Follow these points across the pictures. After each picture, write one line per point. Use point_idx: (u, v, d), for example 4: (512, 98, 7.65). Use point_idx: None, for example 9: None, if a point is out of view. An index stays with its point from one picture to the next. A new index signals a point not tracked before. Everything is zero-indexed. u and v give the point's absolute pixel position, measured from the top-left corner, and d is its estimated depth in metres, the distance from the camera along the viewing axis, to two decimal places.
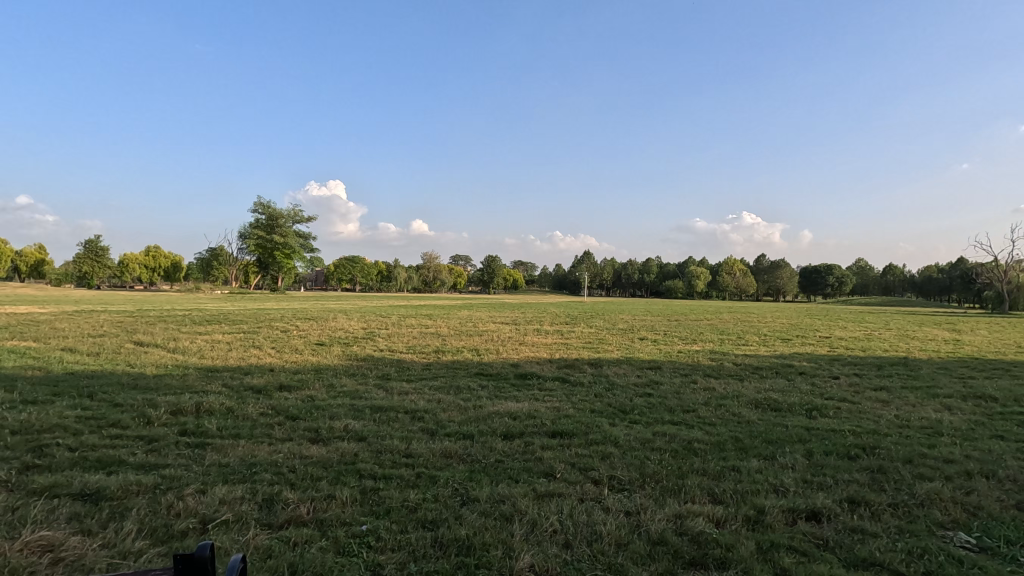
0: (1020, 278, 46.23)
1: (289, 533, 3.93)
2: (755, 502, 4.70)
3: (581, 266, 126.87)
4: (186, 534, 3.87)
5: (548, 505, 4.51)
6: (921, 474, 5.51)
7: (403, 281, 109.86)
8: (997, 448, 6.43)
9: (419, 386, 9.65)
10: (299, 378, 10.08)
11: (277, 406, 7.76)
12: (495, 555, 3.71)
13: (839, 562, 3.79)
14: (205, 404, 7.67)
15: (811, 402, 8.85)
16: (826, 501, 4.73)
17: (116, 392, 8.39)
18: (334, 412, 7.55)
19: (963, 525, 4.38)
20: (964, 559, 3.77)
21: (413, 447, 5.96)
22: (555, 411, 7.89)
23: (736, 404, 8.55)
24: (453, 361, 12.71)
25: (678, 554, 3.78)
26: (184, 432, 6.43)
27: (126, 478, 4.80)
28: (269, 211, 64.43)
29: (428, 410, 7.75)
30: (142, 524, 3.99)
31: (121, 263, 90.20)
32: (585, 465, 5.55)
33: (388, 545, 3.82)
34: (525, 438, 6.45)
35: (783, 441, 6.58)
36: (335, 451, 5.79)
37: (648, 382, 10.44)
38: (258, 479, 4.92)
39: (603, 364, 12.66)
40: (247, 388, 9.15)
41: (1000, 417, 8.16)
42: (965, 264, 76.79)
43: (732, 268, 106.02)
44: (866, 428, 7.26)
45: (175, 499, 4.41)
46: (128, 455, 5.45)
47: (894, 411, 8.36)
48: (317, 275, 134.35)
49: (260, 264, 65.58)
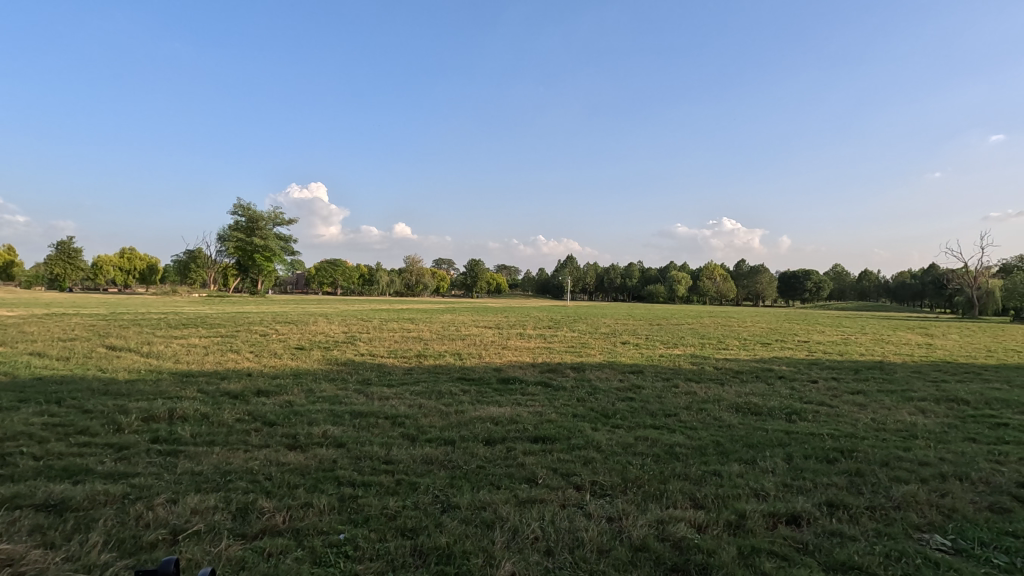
0: (988, 285, 47.55)
1: (263, 543, 3.82)
2: (736, 506, 4.71)
3: (564, 270, 127.59)
4: (156, 545, 3.74)
5: (530, 512, 4.45)
6: (897, 477, 5.60)
7: (385, 285, 109.18)
8: (970, 451, 6.55)
9: (400, 392, 9.51)
10: (278, 383, 9.89)
11: (255, 412, 7.58)
12: (475, 563, 3.65)
13: (818, 565, 3.80)
14: (180, 410, 7.46)
15: (790, 406, 8.93)
16: (806, 505, 4.76)
17: (86, 398, 8.13)
18: (312, 418, 7.40)
19: (938, 527, 4.44)
20: (940, 562, 3.80)
21: (393, 453, 5.88)
22: (537, 416, 7.83)
23: (717, 408, 8.61)
24: (435, 366, 12.61)
25: (660, 560, 3.77)
26: (157, 439, 6.25)
27: (94, 487, 4.64)
28: (249, 211, 63.49)
29: (410, 416, 7.64)
30: (109, 535, 3.84)
31: (94, 263, 88.38)
32: (567, 471, 5.52)
33: (366, 553, 3.74)
34: (507, 443, 6.41)
35: (763, 445, 6.64)
36: (313, 457, 5.68)
37: (630, 386, 10.46)
38: (232, 488, 4.78)
39: (585, 368, 12.71)
40: (224, 393, 8.94)
41: (973, 420, 8.33)
42: (934, 273, 79.05)
43: (713, 274, 107.54)
44: (844, 432, 7.35)
45: (144, 509, 4.26)
46: (96, 463, 5.28)
47: (871, 415, 8.49)
48: (297, 278, 133.40)
49: (239, 267, 64.70)
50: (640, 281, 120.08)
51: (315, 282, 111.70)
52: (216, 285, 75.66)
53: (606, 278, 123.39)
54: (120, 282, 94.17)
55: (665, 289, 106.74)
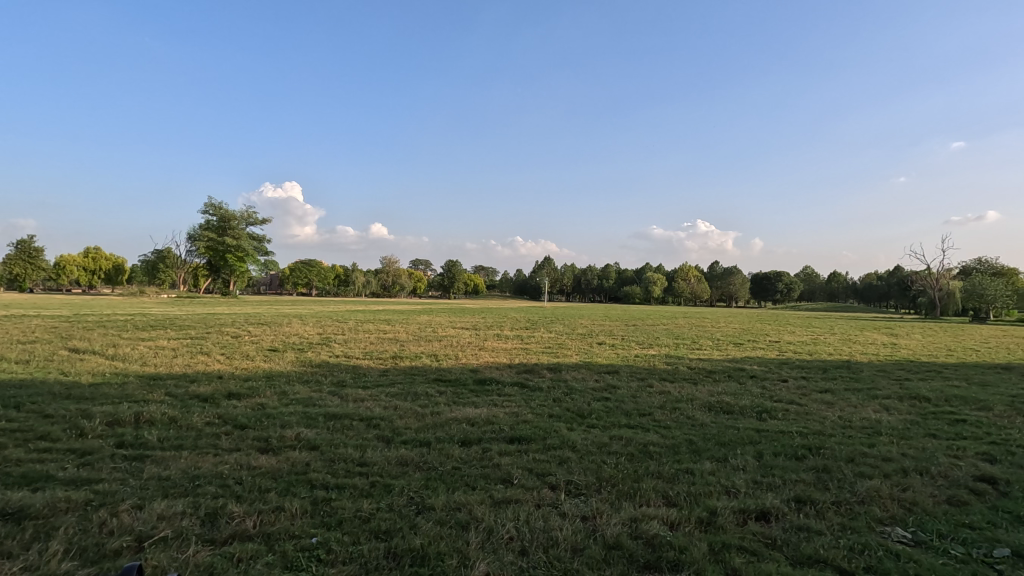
0: (949, 286, 49.30)
1: (233, 548, 3.75)
2: (708, 503, 4.79)
3: (541, 271, 128.20)
4: (121, 553, 3.64)
5: (505, 512, 4.46)
6: (862, 472, 5.77)
7: (361, 286, 108.18)
8: (930, 446, 6.79)
9: (374, 393, 9.40)
10: (249, 385, 9.67)
11: (225, 415, 7.43)
12: (450, 564, 3.65)
13: (786, 559, 3.90)
14: (146, 414, 7.26)
15: (761, 405, 9.13)
16: (775, 501, 4.86)
17: (47, 402, 7.84)
18: (284, 421, 7.27)
19: (899, 520, 4.59)
20: (901, 553, 3.93)
21: (368, 455, 5.82)
22: (513, 417, 7.86)
23: (690, 407, 8.72)
24: (410, 367, 12.50)
25: (633, 558, 3.81)
26: (122, 444, 6.07)
27: (55, 494, 4.48)
28: (221, 211, 62.23)
29: (384, 418, 7.57)
30: (71, 544, 3.72)
31: (57, 263, 85.59)
32: (542, 471, 5.54)
33: (339, 557, 3.70)
34: (483, 444, 6.40)
35: (735, 443, 6.77)
36: (285, 460, 5.60)
37: (606, 386, 10.57)
38: (201, 493, 4.68)
39: (561, 368, 12.82)
40: (193, 396, 8.74)
41: (934, 417, 8.63)
42: (899, 275, 81.56)
43: (687, 275, 109.36)
44: (813, 429, 7.54)
45: (108, 516, 4.15)
46: (57, 470, 5.11)
47: (838, 412, 8.73)
48: (271, 279, 131.27)
49: (210, 267, 63.32)
50: (616, 282, 121.14)
51: (289, 282, 110.16)
52: (186, 286, 73.91)
53: (583, 279, 124.36)
54: (84, 283, 91.37)
55: (641, 290, 108.23)
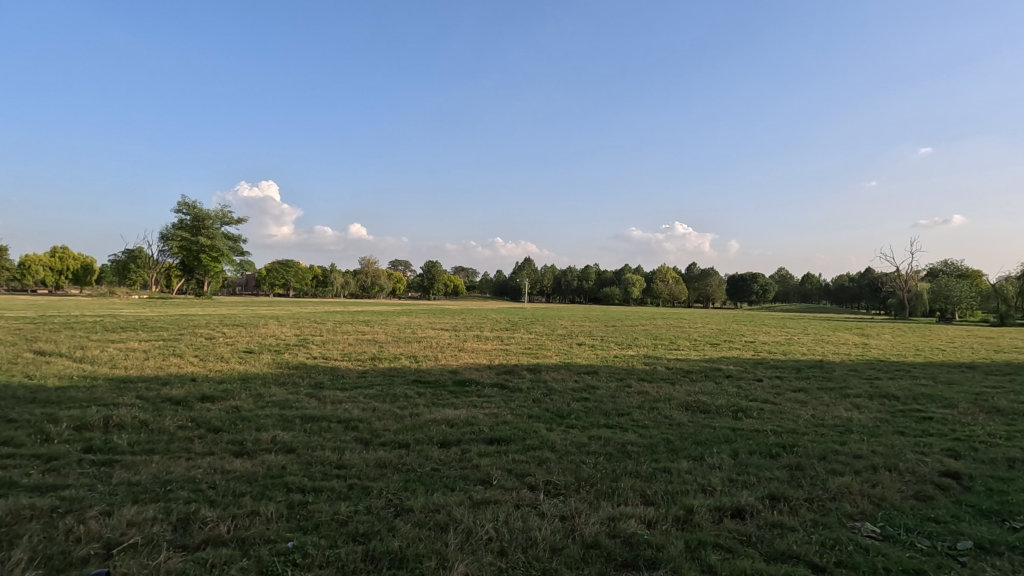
0: (918, 288, 50.87)
1: (206, 553, 3.67)
2: (685, 502, 4.85)
3: (522, 272, 128.74)
4: (88, 561, 3.53)
5: (484, 513, 4.46)
6: (833, 469, 5.91)
7: (339, 287, 107.12)
8: (898, 443, 7.00)
9: (352, 395, 9.32)
10: (223, 388, 9.48)
11: (198, 419, 7.26)
12: (428, 565, 3.64)
13: (760, 555, 3.97)
14: (116, 418, 7.06)
15: (737, 403, 9.30)
16: (750, 499, 4.95)
17: (11, 406, 7.58)
18: (260, 423, 7.16)
19: (869, 515, 4.71)
20: (870, 548, 4.03)
21: (346, 457, 5.76)
22: (493, 417, 7.87)
23: (668, 407, 8.80)
24: (389, 368, 12.41)
25: (611, 557, 3.85)
26: (90, 449, 5.90)
27: (18, 502, 4.34)
28: (195, 211, 61.00)
29: (362, 420, 7.50)
30: (35, 552, 3.61)
31: (21, 263, 82.94)
32: (522, 471, 5.55)
33: (315, 561, 3.65)
34: (462, 445, 6.39)
35: (711, 441, 6.87)
36: (260, 463, 5.50)
37: (585, 386, 10.66)
38: (173, 498, 4.57)
39: (541, 369, 12.89)
40: (165, 399, 8.53)
41: (902, 414, 8.89)
42: (870, 276, 83.87)
43: (666, 276, 110.82)
44: (786, 427, 7.69)
45: (75, 523, 4.03)
46: (21, 476, 4.95)
47: (811, 411, 8.93)
48: (246, 279, 129.16)
49: (183, 267, 62.03)
50: (596, 283, 122.09)
51: (265, 282, 108.59)
52: (158, 287, 72.25)
53: (564, 280, 125.22)
54: (50, 283, 88.78)
55: (620, 291, 109.35)
